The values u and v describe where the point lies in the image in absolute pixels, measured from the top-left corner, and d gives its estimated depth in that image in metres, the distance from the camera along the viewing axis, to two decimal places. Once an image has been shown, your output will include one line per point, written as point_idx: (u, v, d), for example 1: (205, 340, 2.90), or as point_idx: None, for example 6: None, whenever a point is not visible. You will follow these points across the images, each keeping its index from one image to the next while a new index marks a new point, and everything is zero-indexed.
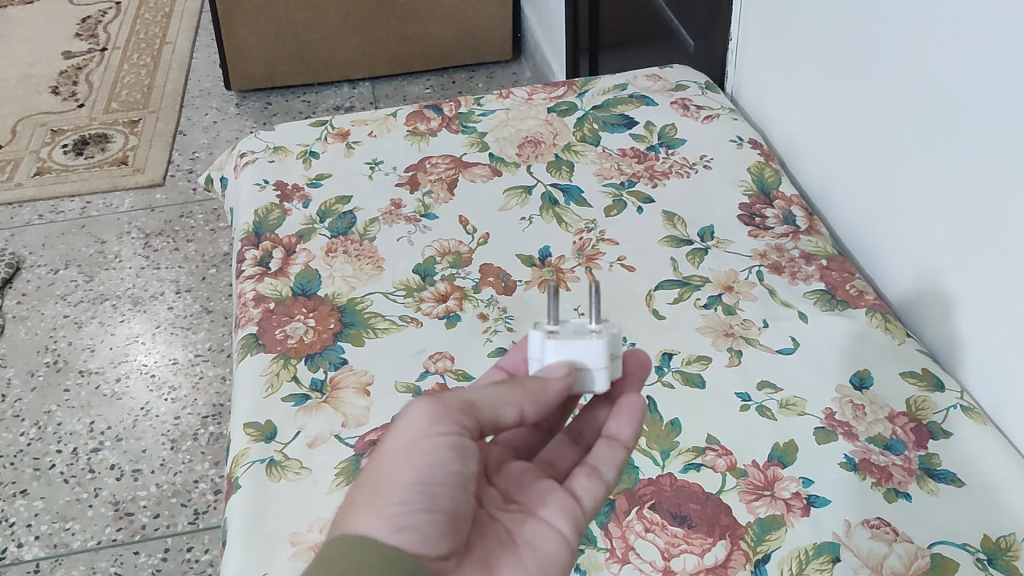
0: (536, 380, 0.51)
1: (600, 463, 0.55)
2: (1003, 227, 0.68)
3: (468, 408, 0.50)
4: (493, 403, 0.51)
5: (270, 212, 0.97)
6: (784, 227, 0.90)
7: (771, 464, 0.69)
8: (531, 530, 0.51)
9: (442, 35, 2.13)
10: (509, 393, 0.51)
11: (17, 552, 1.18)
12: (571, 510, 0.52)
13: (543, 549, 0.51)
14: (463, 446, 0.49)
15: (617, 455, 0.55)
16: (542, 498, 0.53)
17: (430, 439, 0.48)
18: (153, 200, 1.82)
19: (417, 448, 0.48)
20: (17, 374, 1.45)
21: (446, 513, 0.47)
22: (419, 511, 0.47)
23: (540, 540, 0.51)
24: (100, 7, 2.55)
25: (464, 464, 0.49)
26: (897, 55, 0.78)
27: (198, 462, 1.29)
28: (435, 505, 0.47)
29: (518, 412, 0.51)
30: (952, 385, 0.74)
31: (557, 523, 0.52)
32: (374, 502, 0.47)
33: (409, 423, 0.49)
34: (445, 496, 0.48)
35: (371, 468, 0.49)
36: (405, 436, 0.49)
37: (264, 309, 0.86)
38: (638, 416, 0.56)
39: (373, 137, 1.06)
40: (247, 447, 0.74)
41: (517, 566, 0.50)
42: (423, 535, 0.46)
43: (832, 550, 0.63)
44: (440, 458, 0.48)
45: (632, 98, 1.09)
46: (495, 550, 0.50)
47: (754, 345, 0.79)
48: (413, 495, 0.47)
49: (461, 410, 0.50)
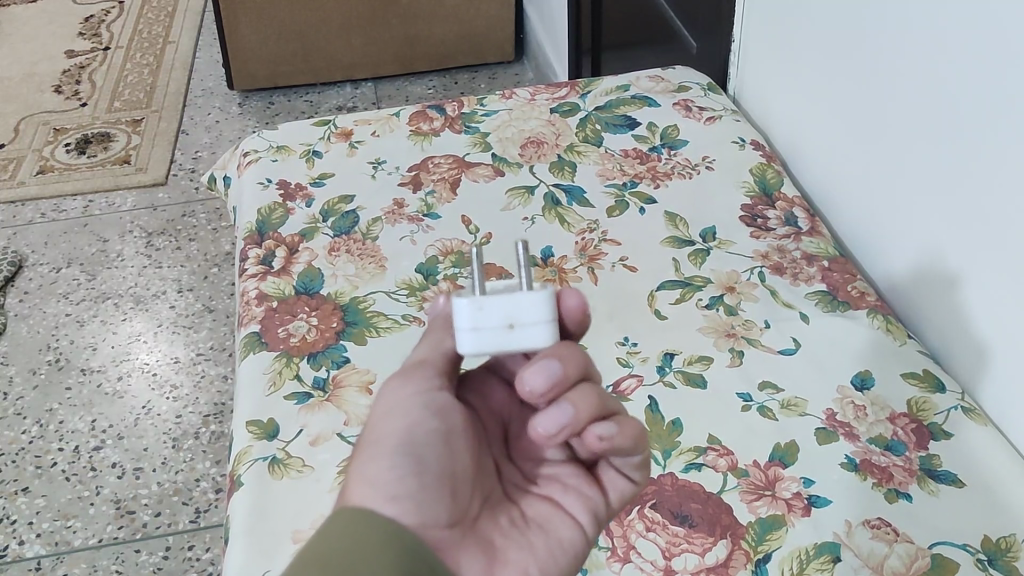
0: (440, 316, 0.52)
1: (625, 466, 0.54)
2: (1004, 225, 0.68)
3: (420, 364, 0.51)
4: (431, 346, 0.51)
5: (273, 211, 0.97)
6: (786, 228, 0.90)
7: (772, 464, 0.69)
8: (546, 513, 0.52)
9: (445, 35, 2.14)
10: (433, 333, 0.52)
11: (18, 550, 1.19)
12: (590, 500, 0.53)
13: (556, 533, 0.52)
14: (437, 403, 0.50)
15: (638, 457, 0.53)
16: (563, 483, 0.54)
17: (405, 401, 0.50)
18: (155, 199, 1.82)
19: (396, 410, 0.49)
20: (19, 372, 1.45)
21: (435, 474, 0.48)
22: (408, 476, 0.47)
23: (553, 525, 0.52)
24: (103, 7, 2.55)
25: (444, 419, 0.50)
26: (900, 55, 0.78)
27: (199, 461, 1.29)
28: (422, 466, 0.48)
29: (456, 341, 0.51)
30: (953, 386, 0.74)
31: (574, 512, 0.53)
32: (367, 471, 0.48)
33: (383, 394, 0.51)
34: (431, 457, 0.48)
35: (365, 436, 0.50)
36: (385, 401, 0.50)
37: (267, 308, 0.86)
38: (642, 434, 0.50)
39: (376, 137, 1.06)
40: (249, 445, 0.74)
41: (526, 548, 0.51)
42: (417, 502, 0.47)
43: (832, 550, 0.64)
44: (418, 417, 0.49)
45: (634, 99, 1.09)
46: (505, 530, 0.51)
47: (755, 346, 0.79)
48: (399, 459, 0.48)
49: (420, 369, 0.51)
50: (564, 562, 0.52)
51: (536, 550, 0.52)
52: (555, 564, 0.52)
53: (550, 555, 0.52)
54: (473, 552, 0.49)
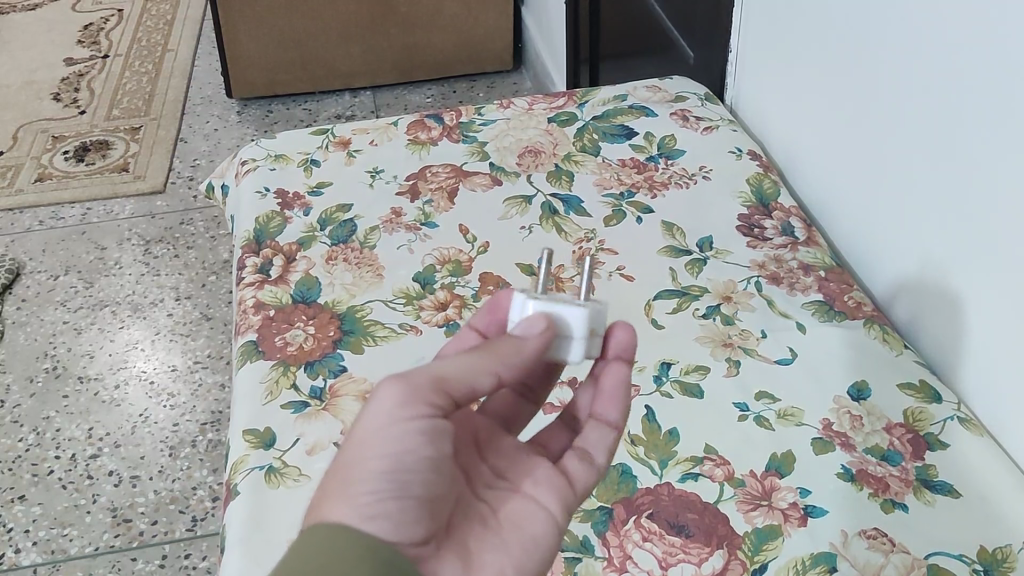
0: (509, 343, 0.50)
1: (592, 447, 0.55)
2: (1001, 235, 0.68)
3: (437, 383, 0.48)
4: (464, 373, 0.49)
5: (271, 220, 0.97)
6: (783, 238, 0.91)
7: (769, 474, 0.69)
8: (518, 511, 0.52)
9: (443, 44, 2.14)
10: (480, 361, 0.49)
11: (14, 558, 1.18)
12: (564, 493, 0.53)
13: (532, 529, 0.52)
14: (434, 429, 0.48)
15: (607, 438, 0.56)
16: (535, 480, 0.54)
17: (399, 421, 0.47)
18: (154, 207, 1.83)
19: (385, 431, 0.47)
20: (16, 380, 1.45)
21: (416, 498, 0.48)
22: (390, 499, 0.47)
23: (529, 522, 0.52)
24: (102, 14, 2.55)
25: (438, 447, 0.49)
26: (898, 67, 0.78)
27: (197, 469, 1.29)
28: (406, 491, 0.47)
29: (493, 376, 0.50)
30: (949, 396, 0.74)
31: (549, 505, 0.53)
32: (345, 490, 0.47)
33: (373, 405, 0.48)
34: (416, 482, 0.48)
35: (341, 444, 0.49)
36: (373, 417, 0.47)
37: (264, 316, 0.86)
38: (626, 401, 0.55)
39: (374, 145, 1.06)
40: (246, 454, 0.74)
41: (501, 549, 0.51)
42: (396, 522, 0.47)
43: (828, 560, 0.64)
44: (411, 445, 0.48)
45: (632, 108, 1.09)
46: (476, 532, 0.51)
47: (752, 355, 0.79)
48: (382, 483, 0.47)
49: (428, 386, 0.48)
50: (541, 559, 0.52)
51: (512, 547, 0.51)
52: (531, 563, 0.51)
53: (526, 553, 0.51)
54: (450, 560, 0.49)
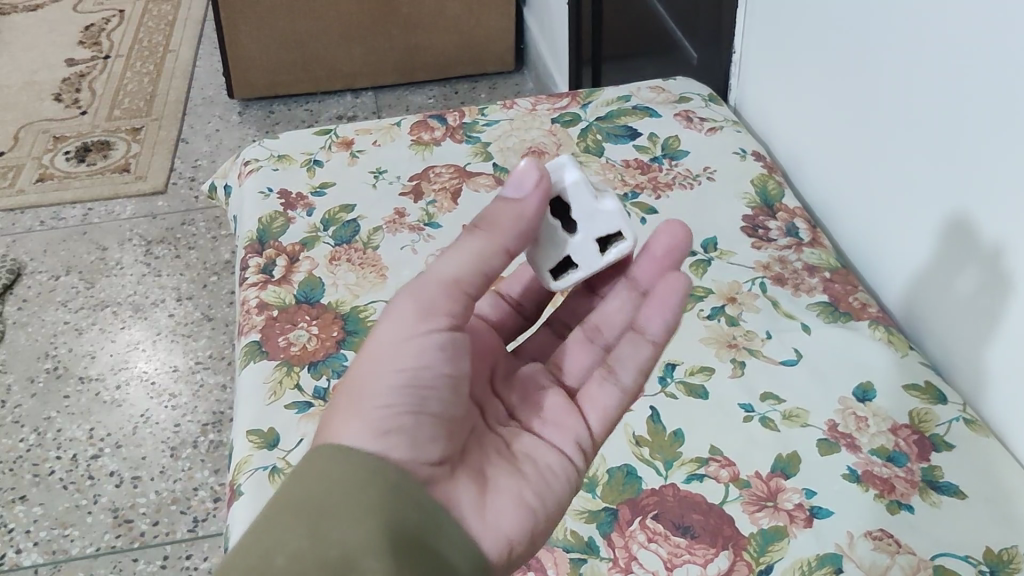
0: (508, 216, 0.55)
1: (621, 366, 0.62)
2: (1004, 234, 0.68)
3: (450, 287, 0.54)
4: (472, 262, 0.54)
5: (274, 221, 0.97)
6: (787, 239, 0.90)
7: (774, 475, 0.69)
8: (530, 448, 0.60)
9: (444, 45, 2.14)
10: (484, 241, 0.55)
11: (15, 558, 1.18)
12: (574, 434, 0.61)
13: (545, 462, 0.59)
14: (452, 346, 0.55)
15: (643, 351, 0.62)
16: (547, 417, 0.62)
17: (417, 336, 0.53)
18: (155, 208, 1.82)
19: (405, 348, 0.53)
20: (17, 380, 1.45)
21: (433, 415, 0.53)
22: (407, 414, 0.52)
23: (541, 455, 0.60)
24: (103, 15, 2.55)
25: (455, 364, 0.55)
26: (900, 71, 0.78)
27: (198, 470, 1.29)
28: (422, 407, 0.53)
29: (503, 252, 0.55)
30: (954, 398, 0.73)
31: (559, 443, 0.61)
32: (359, 409, 0.52)
33: (391, 322, 0.54)
34: (433, 400, 0.53)
35: (353, 373, 0.54)
36: (392, 334, 0.54)
37: (267, 316, 0.86)
38: (674, 309, 0.61)
39: (377, 146, 1.06)
40: (250, 454, 0.74)
41: (514, 474, 0.58)
42: (411, 438, 0.52)
43: (834, 562, 0.64)
44: (429, 360, 0.54)
45: (636, 109, 1.09)
46: (494, 460, 0.58)
47: (757, 356, 0.79)
48: (402, 397, 0.52)
49: (442, 292, 0.54)
50: (556, 485, 0.59)
51: (528, 475, 0.58)
52: (544, 492, 0.58)
53: (540, 481, 0.58)
54: (463, 484, 0.55)
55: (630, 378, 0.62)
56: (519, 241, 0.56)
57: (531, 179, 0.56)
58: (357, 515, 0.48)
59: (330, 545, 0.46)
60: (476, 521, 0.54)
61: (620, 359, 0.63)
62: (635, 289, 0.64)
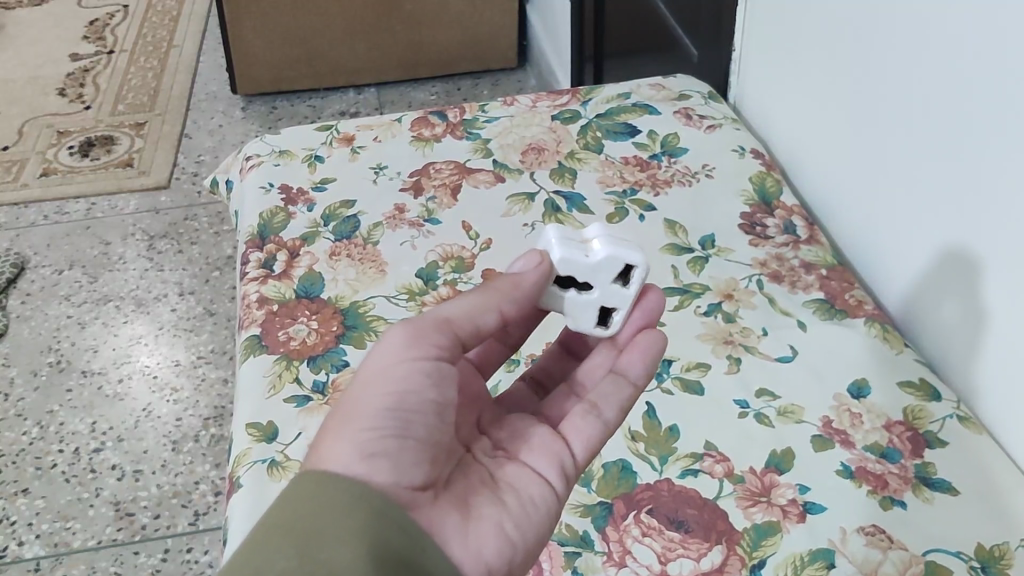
0: (511, 282, 0.60)
1: (603, 404, 0.63)
2: (1001, 235, 0.68)
3: (444, 327, 0.59)
4: (468, 315, 0.59)
5: (275, 215, 0.98)
6: (785, 236, 0.91)
7: (768, 471, 0.70)
8: (512, 474, 0.60)
9: (447, 41, 2.14)
10: (482, 299, 0.60)
11: (18, 551, 1.19)
12: (557, 459, 0.61)
13: (527, 494, 0.59)
14: (439, 372, 0.57)
15: (625, 391, 0.64)
16: (530, 447, 0.62)
17: (407, 362, 0.56)
18: (158, 203, 1.83)
19: (394, 374, 0.56)
20: (20, 373, 1.46)
21: (417, 440, 0.55)
22: (390, 436, 0.54)
23: (523, 484, 0.59)
24: (108, 10, 2.56)
25: (441, 390, 0.57)
26: (899, 74, 0.79)
27: (199, 463, 1.30)
28: (406, 431, 0.55)
29: (497, 313, 0.60)
30: (949, 395, 0.74)
31: (543, 471, 0.60)
32: (344, 432, 0.54)
33: (384, 349, 0.57)
34: (418, 423, 0.55)
35: (347, 399, 0.56)
36: (382, 360, 0.57)
37: (268, 310, 0.87)
38: (650, 360, 0.64)
39: (378, 142, 1.07)
40: (249, 448, 0.74)
41: (497, 503, 0.58)
42: (393, 461, 0.54)
43: (827, 556, 0.64)
44: (416, 383, 0.56)
45: (636, 106, 1.09)
46: (478, 490, 0.58)
47: (753, 353, 0.79)
48: (386, 420, 0.54)
49: (437, 330, 0.58)
50: (538, 517, 0.59)
51: (510, 505, 0.58)
52: (528, 520, 0.58)
53: (524, 512, 0.58)
54: (449, 511, 0.56)
55: (612, 415, 0.63)
56: (515, 308, 0.61)
57: (531, 262, 0.61)
58: (343, 538, 0.49)
59: (316, 568, 0.47)
60: (459, 548, 0.55)
61: (602, 396, 0.63)
62: (613, 345, 0.67)
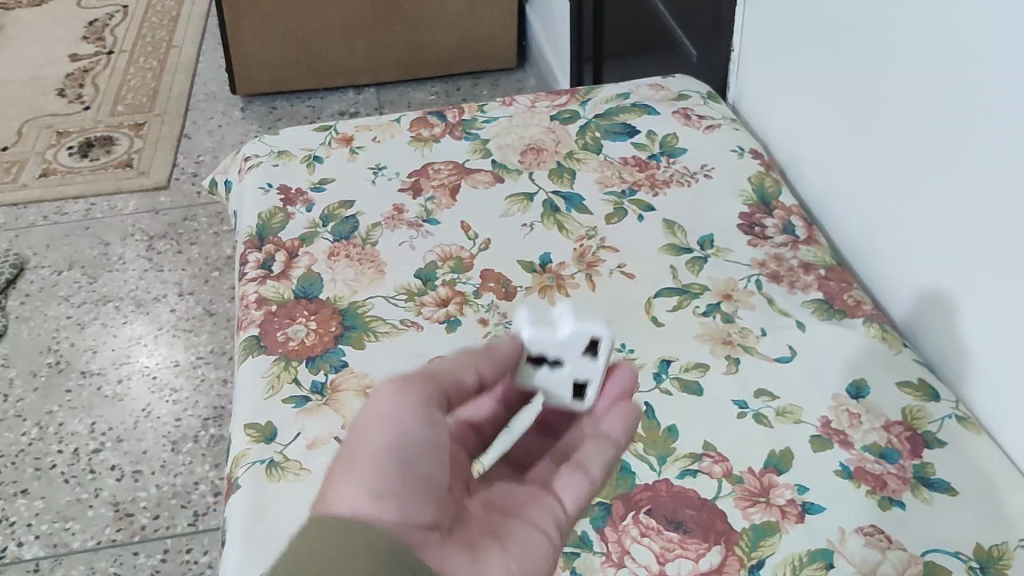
0: (485, 347, 0.60)
1: (594, 452, 0.60)
2: (1001, 234, 0.68)
3: (432, 379, 0.57)
4: (451, 369, 0.58)
5: (274, 216, 0.97)
6: (783, 236, 0.91)
7: (766, 471, 0.70)
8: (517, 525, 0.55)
9: (447, 42, 2.14)
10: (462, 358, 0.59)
11: (17, 551, 1.19)
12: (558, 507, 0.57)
13: (529, 540, 0.54)
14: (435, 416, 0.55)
15: (614, 441, 0.61)
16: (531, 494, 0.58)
17: (403, 407, 0.54)
18: (157, 203, 1.83)
19: (390, 415, 0.53)
20: (19, 374, 1.46)
21: (419, 479, 0.51)
22: (393, 476, 0.50)
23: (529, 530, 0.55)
24: (107, 11, 2.56)
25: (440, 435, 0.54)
26: (898, 73, 0.79)
27: (198, 464, 1.30)
28: (408, 470, 0.51)
29: (477, 374, 0.59)
30: (947, 395, 0.74)
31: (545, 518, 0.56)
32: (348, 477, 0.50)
33: (377, 399, 0.54)
34: (420, 464, 0.52)
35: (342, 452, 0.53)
36: (377, 406, 0.54)
37: (266, 311, 0.87)
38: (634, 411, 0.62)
39: (377, 143, 1.07)
40: (248, 448, 0.74)
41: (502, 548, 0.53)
42: (400, 500, 0.50)
43: (825, 557, 0.64)
44: (415, 425, 0.53)
45: (634, 107, 1.09)
46: (482, 536, 0.54)
47: (752, 353, 0.79)
48: (387, 459, 0.51)
49: (427, 380, 0.56)
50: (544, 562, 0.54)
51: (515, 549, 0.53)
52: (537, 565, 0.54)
53: (527, 557, 0.53)
54: (455, 554, 0.51)
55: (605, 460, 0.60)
56: (493, 371, 0.59)
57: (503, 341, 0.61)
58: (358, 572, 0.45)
59: None
60: None
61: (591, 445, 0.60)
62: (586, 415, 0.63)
